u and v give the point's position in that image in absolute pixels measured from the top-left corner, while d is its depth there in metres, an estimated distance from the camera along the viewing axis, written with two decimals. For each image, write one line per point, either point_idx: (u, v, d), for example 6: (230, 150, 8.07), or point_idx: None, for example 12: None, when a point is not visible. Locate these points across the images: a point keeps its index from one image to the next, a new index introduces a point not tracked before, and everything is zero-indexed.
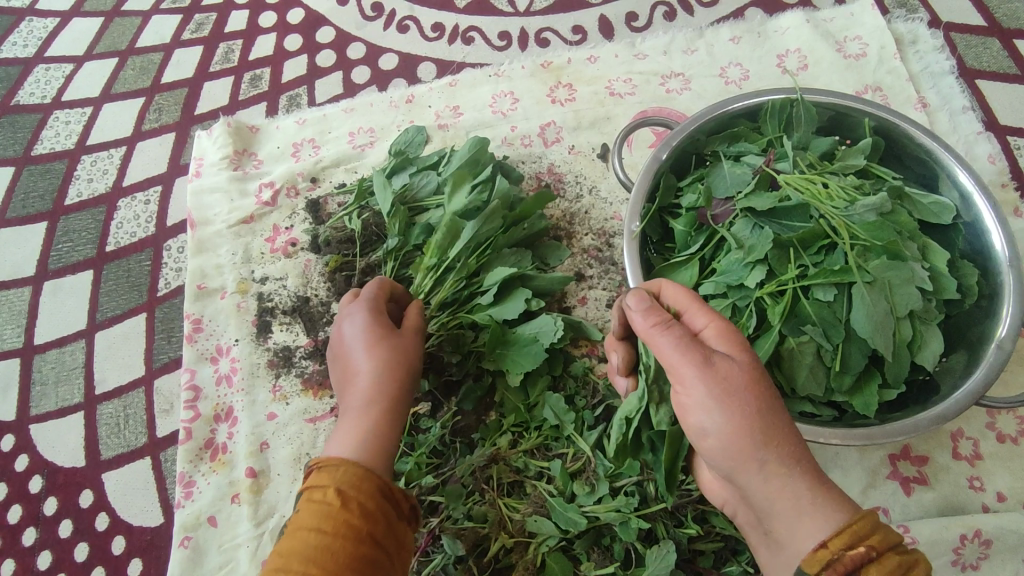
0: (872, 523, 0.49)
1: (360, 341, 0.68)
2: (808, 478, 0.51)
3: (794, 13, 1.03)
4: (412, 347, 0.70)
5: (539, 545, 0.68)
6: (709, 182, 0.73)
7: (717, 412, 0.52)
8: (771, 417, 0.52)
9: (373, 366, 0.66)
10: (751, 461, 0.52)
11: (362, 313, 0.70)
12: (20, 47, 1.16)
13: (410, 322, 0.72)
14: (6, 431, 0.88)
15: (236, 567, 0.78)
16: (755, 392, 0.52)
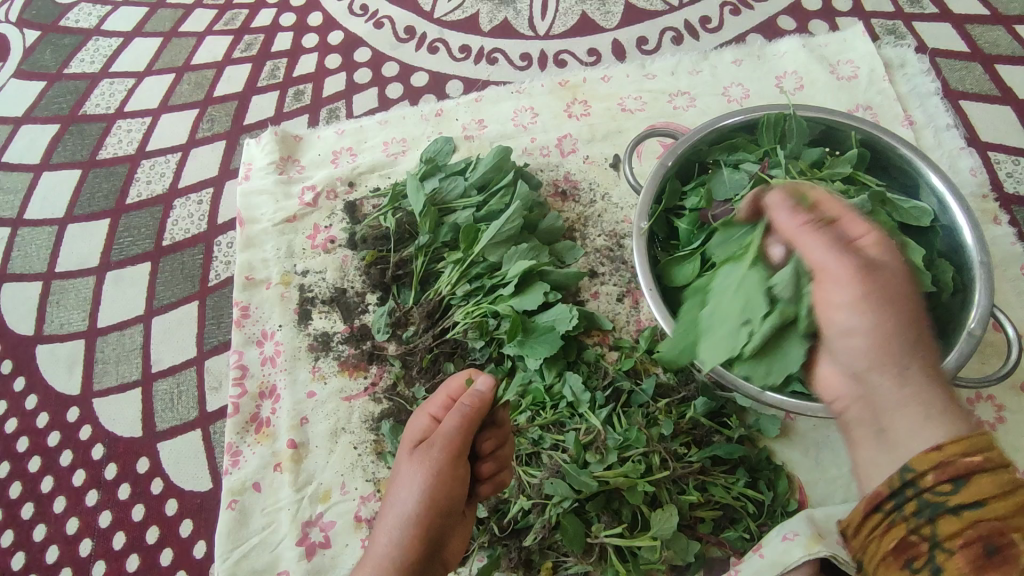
0: (988, 439, 0.52)
1: (408, 450, 0.74)
2: (933, 388, 0.54)
3: (791, 39, 1.12)
4: (449, 461, 0.70)
5: (554, 507, 0.75)
6: (710, 187, 0.83)
7: (865, 308, 0.55)
8: (911, 319, 0.55)
9: (414, 486, 0.71)
10: (894, 361, 0.54)
11: (426, 421, 0.75)
12: (88, 64, 1.29)
13: (445, 436, 0.70)
14: (72, 403, 0.97)
15: (278, 528, 0.85)
16: (906, 304, 0.55)
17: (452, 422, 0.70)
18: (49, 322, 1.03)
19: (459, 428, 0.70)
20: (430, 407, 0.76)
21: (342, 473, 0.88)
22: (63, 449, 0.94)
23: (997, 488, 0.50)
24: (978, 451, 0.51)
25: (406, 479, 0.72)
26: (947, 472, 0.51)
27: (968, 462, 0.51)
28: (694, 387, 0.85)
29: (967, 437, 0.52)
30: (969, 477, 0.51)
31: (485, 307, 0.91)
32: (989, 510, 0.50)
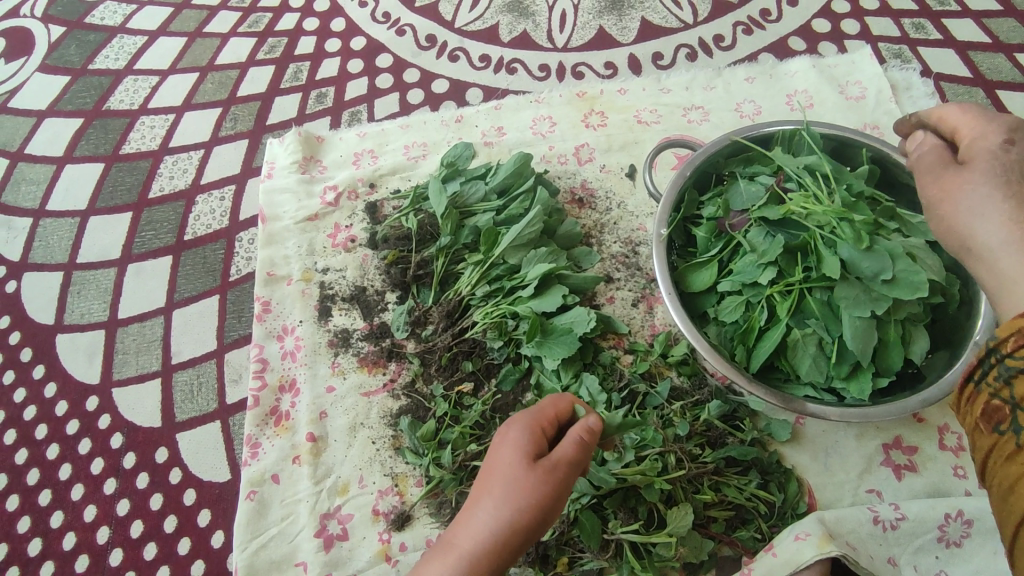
0: None
1: (508, 459, 0.64)
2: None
3: (802, 59, 1.17)
4: (557, 484, 0.62)
5: (573, 503, 0.77)
6: (727, 197, 0.86)
7: (964, 199, 0.61)
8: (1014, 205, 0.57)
9: (521, 498, 0.61)
10: (981, 239, 0.58)
11: (526, 431, 0.66)
12: (112, 60, 1.31)
13: (559, 457, 0.62)
14: (91, 392, 0.98)
15: (297, 519, 0.87)
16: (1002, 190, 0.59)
17: (570, 446, 0.63)
18: (69, 312, 1.05)
19: (575, 453, 0.63)
20: (530, 417, 0.68)
21: (360, 467, 0.90)
22: (82, 437, 0.95)
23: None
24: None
25: (508, 487, 0.62)
26: (1022, 341, 0.47)
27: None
28: (708, 391, 0.88)
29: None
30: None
31: (504, 308, 0.93)
32: None
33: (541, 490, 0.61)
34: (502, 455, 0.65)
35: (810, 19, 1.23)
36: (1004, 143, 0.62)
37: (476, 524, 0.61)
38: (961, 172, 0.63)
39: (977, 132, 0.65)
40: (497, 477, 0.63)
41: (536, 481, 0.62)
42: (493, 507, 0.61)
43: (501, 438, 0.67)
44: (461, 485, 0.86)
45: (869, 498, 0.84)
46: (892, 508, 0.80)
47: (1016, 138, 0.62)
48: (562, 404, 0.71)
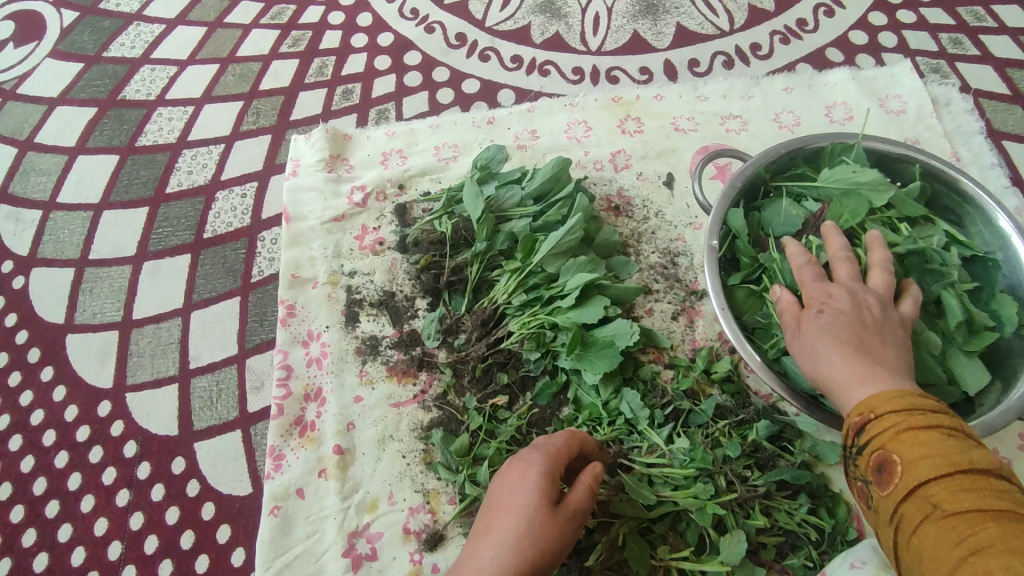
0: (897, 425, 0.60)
1: (526, 507, 0.63)
2: (861, 371, 0.65)
3: (841, 71, 1.14)
4: (568, 536, 0.63)
5: (621, 526, 0.74)
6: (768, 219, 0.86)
7: (816, 358, 0.69)
8: (843, 335, 0.68)
9: (536, 544, 0.61)
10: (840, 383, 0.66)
11: (545, 474, 0.65)
12: (128, 48, 1.26)
13: (574, 506, 0.64)
14: (103, 397, 0.93)
15: (323, 537, 0.83)
16: (819, 323, 0.70)
17: (585, 498, 0.66)
18: (80, 311, 1.00)
19: (586, 505, 0.66)
20: (548, 457, 0.67)
21: (389, 482, 0.86)
22: (93, 445, 0.90)
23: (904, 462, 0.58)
24: (868, 411, 0.62)
25: (524, 529, 0.62)
26: (851, 430, 0.63)
27: (862, 421, 0.63)
28: (753, 411, 0.84)
29: (885, 419, 0.61)
30: (865, 431, 0.62)
31: (543, 318, 0.89)
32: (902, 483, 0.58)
33: (558, 535, 0.62)
34: (520, 495, 0.64)
35: (848, 30, 1.21)
36: (826, 296, 0.72)
37: (486, 563, 0.60)
38: (802, 331, 0.71)
39: (814, 291, 0.73)
40: (514, 516, 0.63)
41: (556, 529, 0.62)
42: (505, 546, 0.61)
43: (516, 479, 0.66)
44: None
45: None
46: None
47: (833, 290, 0.72)
48: (576, 440, 0.70)
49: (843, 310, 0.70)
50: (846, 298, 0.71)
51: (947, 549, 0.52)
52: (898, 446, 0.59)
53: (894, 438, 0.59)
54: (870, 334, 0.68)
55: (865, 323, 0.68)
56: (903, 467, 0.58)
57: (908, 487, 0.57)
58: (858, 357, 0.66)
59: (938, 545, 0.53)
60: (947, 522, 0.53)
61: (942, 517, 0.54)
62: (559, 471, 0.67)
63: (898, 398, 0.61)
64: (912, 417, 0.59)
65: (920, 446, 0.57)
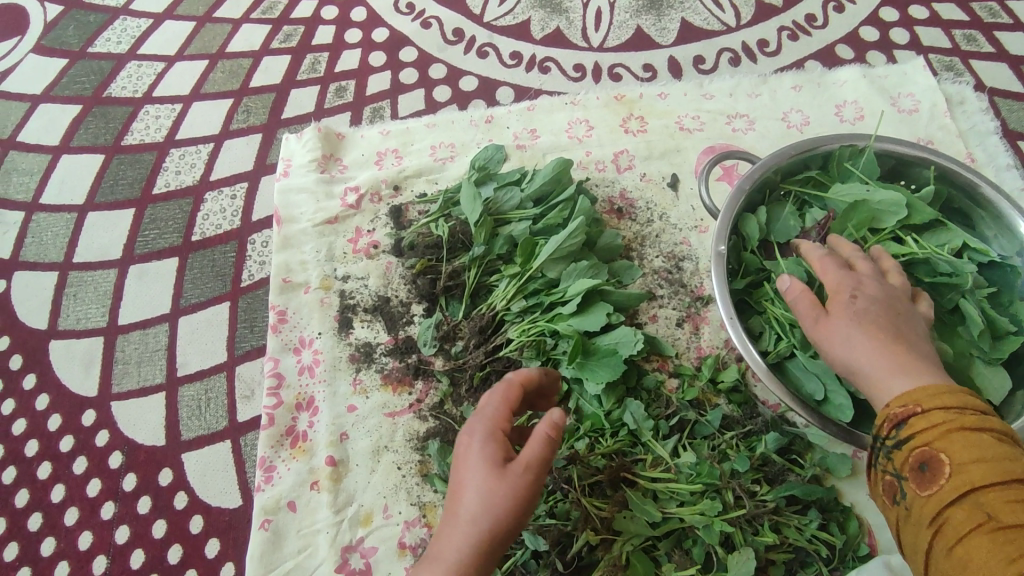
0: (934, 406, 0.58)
1: (477, 483, 0.57)
2: (896, 365, 0.62)
3: (851, 68, 1.11)
4: (529, 491, 0.57)
5: (624, 544, 0.72)
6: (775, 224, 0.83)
7: (847, 351, 0.65)
8: (878, 329, 0.64)
9: (491, 513, 0.56)
10: (872, 376, 0.63)
11: (486, 438, 0.59)
12: (114, 43, 1.22)
13: (527, 461, 0.57)
14: (87, 406, 0.90)
15: (316, 552, 0.80)
16: (852, 316, 0.65)
17: (540, 451, 0.57)
18: (64, 316, 0.96)
19: (547, 457, 0.58)
20: (491, 420, 0.61)
21: (384, 495, 0.83)
22: (77, 455, 0.87)
23: (929, 423, 0.58)
24: (911, 402, 0.59)
25: (475, 502, 0.56)
26: (889, 421, 0.60)
27: (903, 413, 0.60)
28: (761, 422, 0.82)
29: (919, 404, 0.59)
30: (909, 423, 0.59)
31: (543, 325, 0.86)
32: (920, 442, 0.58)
33: (511, 497, 0.56)
34: (464, 468, 0.59)
35: (857, 27, 1.18)
36: (857, 287, 0.68)
37: (448, 545, 0.56)
38: (830, 321, 0.67)
39: (839, 282, 0.69)
40: (463, 490, 0.58)
41: (506, 490, 0.56)
42: (462, 523, 0.56)
43: (463, 455, 0.60)
44: None
45: None
46: None
47: (861, 282, 0.68)
48: (516, 387, 0.63)
49: (875, 305, 0.66)
50: (877, 293, 0.67)
51: (993, 560, 0.50)
52: (929, 410, 0.58)
53: (942, 435, 0.56)
54: (898, 331, 0.64)
55: (893, 319, 0.65)
56: (953, 467, 0.55)
57: (960, 488, 0.54)
58: (894, 351, 0.63)
59: (986, 555, 0.51)
60: (995, 533, 0.51)
61: (991, 529, 0.52)
62: (504, 429, 0.60)
63: (942, 394, 0.59)
64: (966, 418, 0.56)
65: (972, 448, 0.55)
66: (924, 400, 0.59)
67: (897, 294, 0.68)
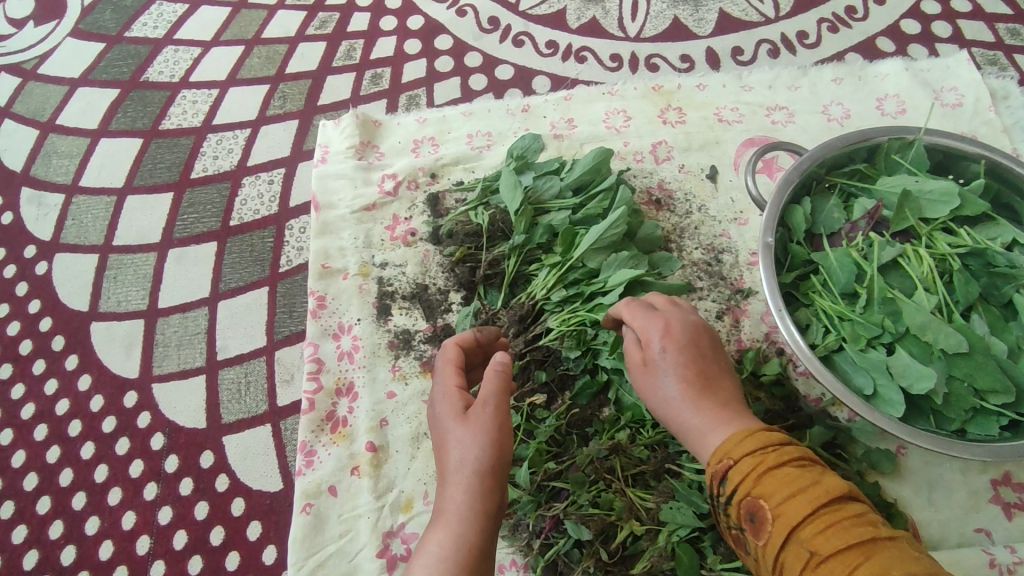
0: (739, 445, 0.60)
1: (460, 436, 0.65)
2: (720, 413, 0.64)
3: (893, 61, 1.10)
4: (497, 421, 0.65)
5: (669, 535, 0.72)
6: (822, 216, 0.82)
7: (665, 399, 0.66)
8: (695, 376, 0.65)
9: (474, 447, 0.64)
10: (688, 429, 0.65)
11: (444, 393, 0.69)
12: (150, 28, 1.22)
13: (485, 398, 0.66)
14: (129, 387, 0.91)
15: (357, 536, 0.80)
16: (677, 363, 0.66)
17: (496, 384, 0.67)
18: (105, 298, 0.97)
19: (505, 388, 0.68)
20: (450, 383, 0.70)
21: (425, 481, 0.83)
22: (120, 436, 0.88)
23: (745, 472, 0.58)
24: (726, 456, 0.60)
25: (460, 445, 0.64)
26: (715, 478, 0.61)
27: (723, 467, 0.60)
28: (805, 416, 0.82)
29: (729, 440, 0.61)
30: (729, 476, 0.59)
31: (584, 315, 0.85)
32: (744, 488, 0.58)
33: (488, 430, 0.64)
34: (437, 422, 0.68)
35: (899, 19, 1.16)
36: (686, 328, 0.68)
37: (447, 489, 0.64)
38: (647, 369, 0.67)
39: (647, 326, 0.68)
40: (444, 440, 0.66)
41: (478, 424, 0.65)
42: (455, 465, 0.64)
43: (440, 423, 0.68)
44: (539, 508, 0.78)
45: (979, 538, 0.78)
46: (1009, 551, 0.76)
47: (670, 327, 0.67)
48: (451, 351, 0.73)
49: (682, 351, 0.66)
50: (700, 342, 0.68)
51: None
52: (739, 459, 0.59)
53: (756, 482, 0.57)
54: (711, 379, 0.66)
55: (693, 369, 0.66)
56: (772, 512, 0.56)
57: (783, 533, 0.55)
58: (711, 400, 0.65)
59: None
60: (823, 568, 0.52)
61: (818, 565, 0.52)
62: (457, 383, 0.70)
63: (752, 434, 0.60)
64: (770, 456, 0.58)
65: (785, 486, 0.56)
66: (735, 450, 0.60)
67: (703, 328, 0.69)
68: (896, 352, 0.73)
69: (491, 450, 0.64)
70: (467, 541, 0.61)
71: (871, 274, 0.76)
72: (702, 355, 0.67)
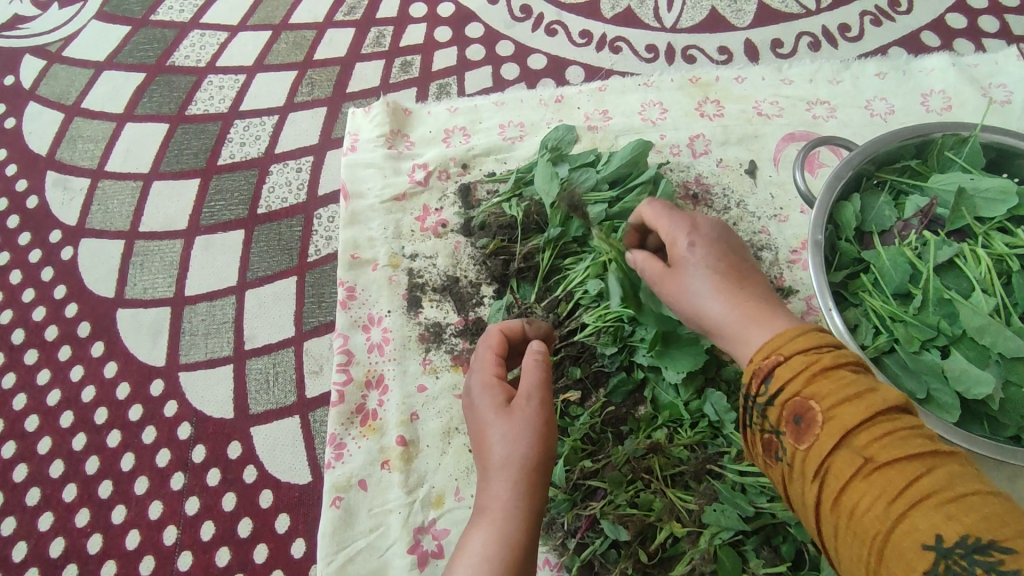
0: (787, 339, 0.56)
1: (500, 430, 0.63)
2: (751, 310, 0.60)
3: (939, 56, 1.06)
4: (541, 416, 0.64)
5: (711, 537, 0.70)
6: (871, 212, 0.79)
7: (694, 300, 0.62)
8: (724, 269, 0.62)
9: (518, 443, 0.62)
10: (722, 329, 0.61)
11: (485, 383, 0.67)
12: (177, 12, 1.20)
13: (528, 391, 0.65)
14: (156, 375, 0.89)
15: (387, 532, 0.79)
16: (701, 255, 0.62)
17: (538, 374, 0.66)
18: (131, 285, 0.95)
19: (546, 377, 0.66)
20: (490, 373, 0.67)
21: (456, 477, 0.81)
22: (146, 425, 0.87)
23: (796, 370, 0.54)
24: (774, 352, 0.56)
25: (502, 438, 0.62)
26: (758, 376, 0.56)
27: (769, 364, 0.55)
28: None
29: (778, 337, 0.56)
30: (775, 375, 0.55)
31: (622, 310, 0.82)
32: (792, 391, 0.54)
33: (531, 425, 0.63)
34: (476, 413, 0.66)
35: (944, 13, 1.12)
36: (708, 223, 0.65)
37: (490, 484, 0.62)
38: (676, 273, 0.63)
39: (670, 231, 0.64)
40: (485, 431, 0.64)
41: (522, 419, 0.63)
42: (496, 459, 0.62)
43: (477, 417, 0.66)
44: (575, 508, 0.76)
45: None
46: None
47: (694, 225, 0.64)
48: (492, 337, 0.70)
49: (705, 243, 0.63)
50: (715, 239, 0.64)
51: (882, 505, 0.48)
52: (790, 357, 0.54)
53: (808, 381, 0.53)
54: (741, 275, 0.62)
55: (718, 259, 0.62)
56: (823, 414, 0.52)
57: (836, 436, 0.50)
58: (740, 293, 0.61)
59: (874, 505, 0.48)
60: (877, 477, 0.48)
61: (873, 474, 0.49)
62: (497, 373, 0.68)
63: (809, 333, 0.56)
64: (828, 355, 0.54)
65: (839, 388, 0.52)
66: (784, 346, 0.55)
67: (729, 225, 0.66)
68: (952, 356, 0.70)
69: (535, 446, 0.62)
70: (508, 543, 0.58)
71: (927, 275, 0.74)
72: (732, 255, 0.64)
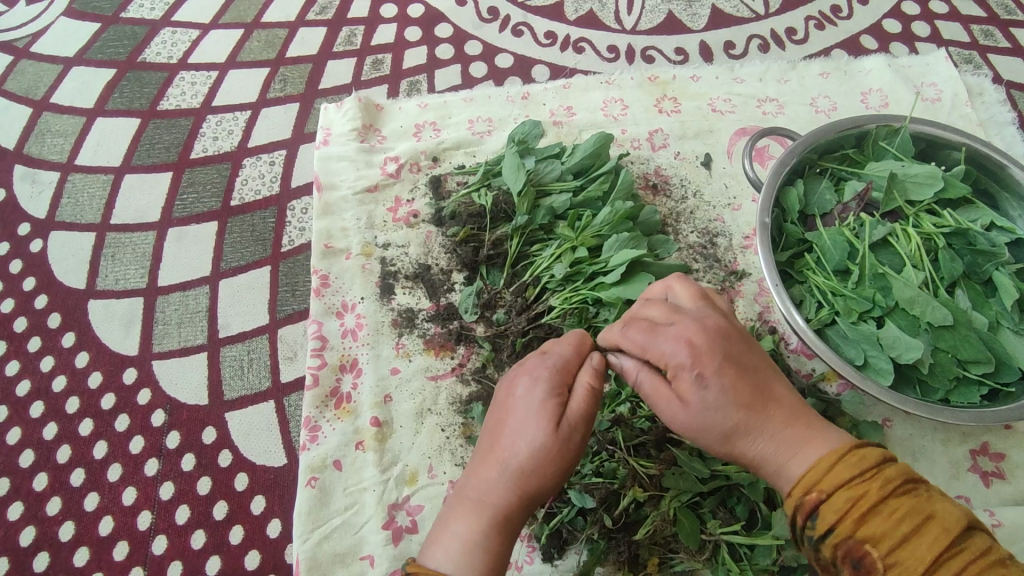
0: (822, 470, 0.54)
1: (534, 430, 0.61)
2: (790, 433, 0.56)
3: (877, 58, 1.14)
4: (572, 450, 0.61)
5: (671, 500, 0.75)
6: (813, 199, 0.86)
7: (709, 419, 0.57)
8: (740, 387, 0.56)
9: (542, 460, 0.60)
10: (757, 454, 0.57)
11: (548, 383, 0.63)
12: (147, 10, 1.21)
13: (574, 419, 0.61)
14: (128, 364, 0.90)
15: (362, 509, 0.81)
16: (711, 378, 0.56)
17: (583, 410, 0.62)
18: (102, 276, 0.96)
19: (591, 410, 0.62)
20: (551, 370, 0.64)
21: (429, 455, 0.84)
22: (119, 413, 0.87)
23: (840, 510, 0.52)
24: (812, 488, 0.54)
25: (527, 440, 0.61)
26: (802, 512, 0.54)
27: (812, 501, 0.53)
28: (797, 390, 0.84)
29: (812, 471, 0.54)
30: (821, 513, 0.53)
31: (586, 293, 0.87)
32: (843, 531, 0.52)
33: (559, 447, 0.60)
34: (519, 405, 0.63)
35: (881, 18, 1.21)
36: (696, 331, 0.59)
37: (493, 483, 0.61)
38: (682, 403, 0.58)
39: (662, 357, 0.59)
40: (522, 429, 0.62)
41: (557, 442, 0.60)
42: (515, 465, 0.61)
43: (517, 404, 0.63)
44: None
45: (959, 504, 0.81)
46: (988, 515, 0.80)
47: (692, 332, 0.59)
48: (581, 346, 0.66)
49: (704, 358, 0.57)
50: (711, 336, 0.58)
51: None
52: (831, 494, 0.53)
53: (859, 523, 0.51)
54: (744, 379, 0.57)
55: (729, 378, 0.56)
56: (886, 560, 0.50)
57: None
58: (763, 411, 0.56)
59: None
60: None
61: None
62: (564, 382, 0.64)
63: (848, 458, 0.53)
64: (876, 489, 0.52)
65: (895, 527, 0.50)
66: (824, 482, 0.53)
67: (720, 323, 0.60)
68: (885, 325, 0.77)
69: (553, 469, 0.61)
70: (480, 547, 0.60)
71: (863, 252, 0.80)
72: (739, 369, 0.57)
